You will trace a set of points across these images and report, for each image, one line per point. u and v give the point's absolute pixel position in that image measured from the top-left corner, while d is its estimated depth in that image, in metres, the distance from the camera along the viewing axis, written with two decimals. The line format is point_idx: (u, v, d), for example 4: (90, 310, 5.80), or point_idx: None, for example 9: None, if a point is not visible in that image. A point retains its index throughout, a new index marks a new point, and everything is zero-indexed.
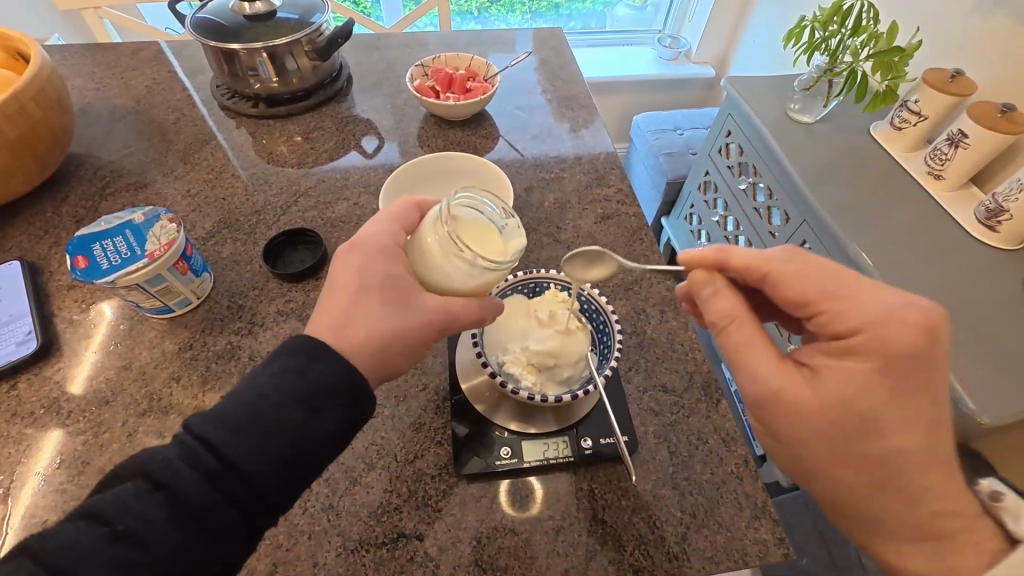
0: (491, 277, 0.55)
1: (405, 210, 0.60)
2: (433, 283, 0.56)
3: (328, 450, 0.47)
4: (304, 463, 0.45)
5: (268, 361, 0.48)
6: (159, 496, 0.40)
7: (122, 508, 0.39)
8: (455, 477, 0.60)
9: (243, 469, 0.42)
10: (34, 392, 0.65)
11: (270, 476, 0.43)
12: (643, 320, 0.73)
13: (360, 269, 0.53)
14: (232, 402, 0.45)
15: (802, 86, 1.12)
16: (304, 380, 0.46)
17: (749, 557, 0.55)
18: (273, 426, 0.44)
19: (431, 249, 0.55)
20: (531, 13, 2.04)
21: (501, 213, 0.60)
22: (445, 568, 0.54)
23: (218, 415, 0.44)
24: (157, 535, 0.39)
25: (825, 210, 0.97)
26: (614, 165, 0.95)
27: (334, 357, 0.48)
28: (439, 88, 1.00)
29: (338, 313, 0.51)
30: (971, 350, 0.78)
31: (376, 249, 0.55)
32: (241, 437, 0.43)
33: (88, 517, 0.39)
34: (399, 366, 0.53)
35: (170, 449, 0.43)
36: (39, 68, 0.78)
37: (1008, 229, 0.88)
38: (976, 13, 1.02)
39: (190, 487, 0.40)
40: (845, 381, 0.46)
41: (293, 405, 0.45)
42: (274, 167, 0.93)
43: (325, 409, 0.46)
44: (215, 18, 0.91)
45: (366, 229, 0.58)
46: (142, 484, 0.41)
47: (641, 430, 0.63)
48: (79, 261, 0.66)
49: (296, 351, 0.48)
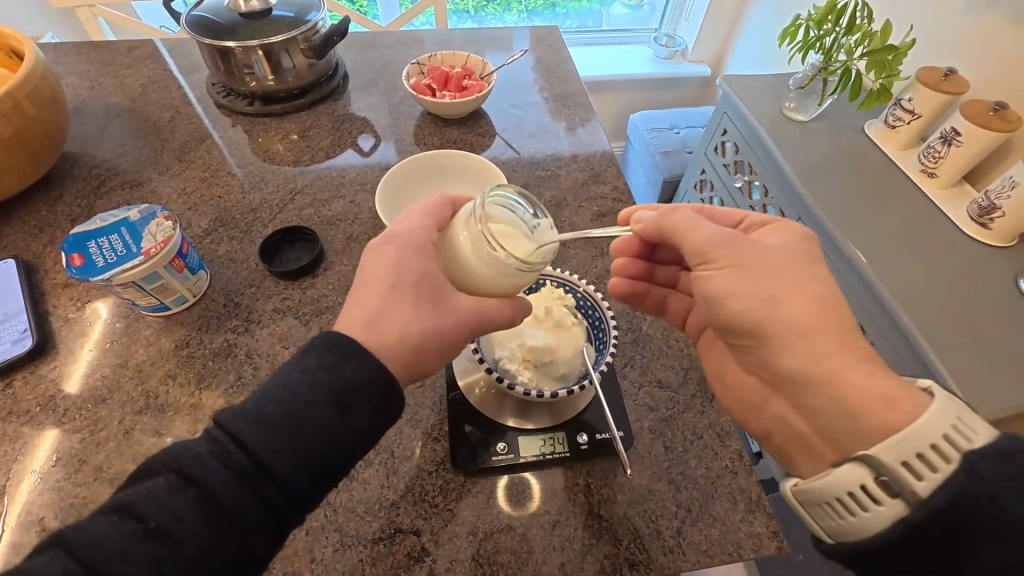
0: (521, 279, 0.56)
1: (440, 205, 0.61)
2: (465, 280, 0.57)
3: (355, 448, 0.46)
4: (331, 465, 0.45)
5: (302, 354, 0.48)
6: (190, 494, 0.40)
7: (155, 505, 0.39)
8: (451, 473, 0.60)
9: (273, 468, 0.42)
10: (29, 391, 0.65)
11: (298, 473, 0.43)
12: (638, 317, 0.74)
13: (393, 266, 0.53)
14: (264, 398, 0.45)
15: (796, 85, 1.13)
16: (336, 378, 0.46)
17: (743, 551, 0.56)
18: (300, 425, 0.44)
19: (463, 248, 0.56)
20: (527, 12, 2.04)
21: (533, 212, 0.59)
22: (441, 564, 0.54)
23: (253, 412, 0.44)
24: (190, 532, 0.39)
25: (819, 206, 0.97)
26: (610, 164, 0.96)
27: (364, 353, 0.48)
28: (434, 86, 1.01)
29: (365, 312, 0.51)
30: (963, 346, 0.78)
31: (409, 243, 0.56)
32: (273, 434, 0.43)
33: (120, 510, 0.39)
34: (429, 366, 0.53)
35: (200, 444, 0.43)
36: (33, 67, 0.77)
37: (1001, 226, 0.89)
38: (969, 12, 1.02)
39: (221, 484, 0.41)
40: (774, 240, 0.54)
41: (324, 404, 0.45)
42: (270, 165, 0.93)
43: (357, 407, 0.46)
44: (209, 15, 0.90)
45: (400, 223, 0.59)
46: (176, 479, 0.41)
47: (636, 426, 0.64)
48: (74, 258, 0.66)
49: (331, 347, 0.48)
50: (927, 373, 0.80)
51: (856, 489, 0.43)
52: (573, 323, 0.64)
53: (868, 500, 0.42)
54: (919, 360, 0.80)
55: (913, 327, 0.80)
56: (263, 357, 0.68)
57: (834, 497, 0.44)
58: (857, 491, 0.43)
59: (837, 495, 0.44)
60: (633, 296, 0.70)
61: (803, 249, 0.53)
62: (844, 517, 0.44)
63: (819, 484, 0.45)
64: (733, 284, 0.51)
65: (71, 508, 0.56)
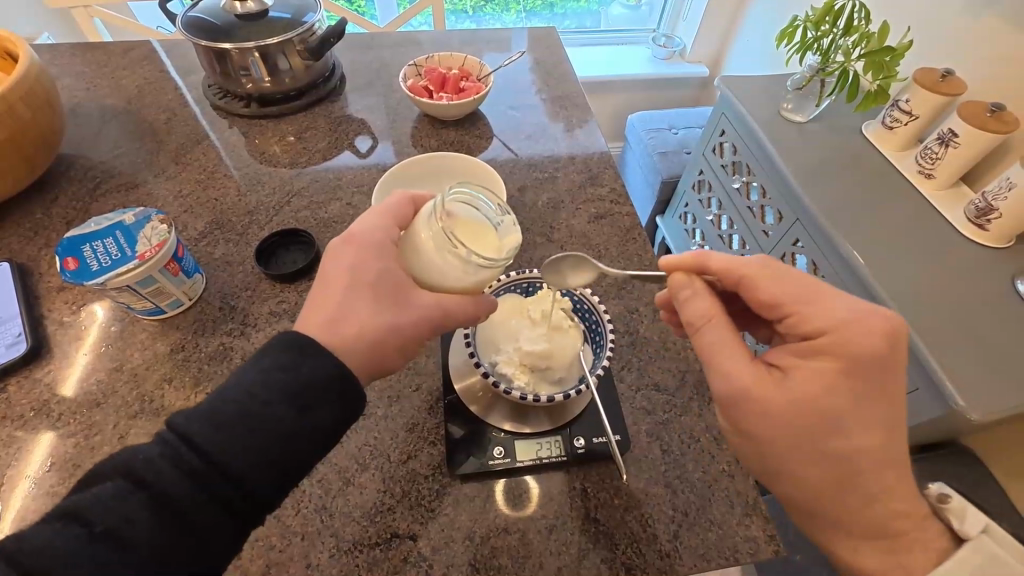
0: (485, 276, 0.56)
1: (401, 203, 0.60)
2: (426, 278, 0.56)
3: (319, 449, 0.47)
4: (295, 466, 0.45)
5: (259, 356, 0.48)
6: (141, 496, 0.40)
7: (103, 508, 0.39)
8: (449, 477, 0.60)
9: (230, 468, 0.42)
10: (24, 395, 0.65)
11: (260, 476, 0.43)
12: (635, 319, 0.74)
13: (352, 266, 0.53)
14: (218, 400, 0.45)
15: (794, 86, 1.14)
16: (295, 378, 0.46)
17: (740, 554, 0.56)
18: (258, 425, 0.44)
19: (424, 243, 0.55)
20: (526, 12, 2.04)
21: (497, 210, 0.60)
22: (438, 568, 0.54)
23: (206, 413, 0.44)
24: (141, 535, 0.39)
25: (816, 207, 0.97)
26: (607, 165, 0.95)
27: (322, 353, 0.48)
28: (431, 87, 1.00)
29: (329, 309, 0.51)
30: (963, 351, 0.78)
31: (372, 244, 0.55)
32: (227, 435, 0.43)
33: (64, 518, 0.39)
34: (391, 363, 0.53)
35: (150, 448, 0.42)
36: (28, 68, 0.77)
37: (999, 227, 0.89)
38: (967, 13, 1.02)
39: (174, 486, 0.40)
40: (812, 379, 0.47)
41: (284, 403, 0.45)
42: (266, 167, 0.93)
43: (317, 406, 0.46)
44: (206, 17, 0.90)
45: (358, 224, 0.57)
46: (123, 484, 0.40)
47: (634, 429, 0.64)
48: (68, 262, 0.66)
49: (288, 346, 0.48)
50: (928, 376, 0.79)
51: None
52: (570, 326, 0.65)
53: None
54: (918, 361, 0.80)
55: (912, 329, 0.80)
56: None
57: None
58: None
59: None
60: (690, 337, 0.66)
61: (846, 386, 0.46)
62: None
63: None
64: (753, 441, 0.50)
65: None
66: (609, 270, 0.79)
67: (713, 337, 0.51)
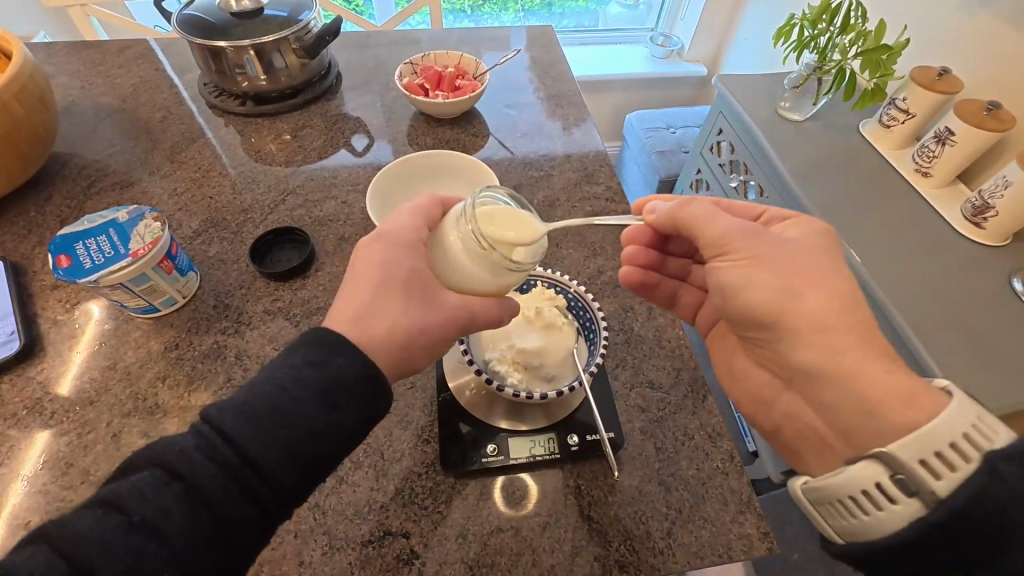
0: (511, 278, 0.56)
1: (430, 204, 0.61)
2: (449, 276, 0.57)
3: (345, 447, 0.46)
4: (321, 463, 0.45)
5: (290, 351, 0.48)
6: (177, 489, 0.40)
7: (141, 499, 0.39)
8: (442, 475, 0.60)
9: (261, 463, 0.42)
10: (17, 393, 0.64)
11: (285, 473, 0.43)
12: (630, 317, 0.74)
13: (383, 263, 0.53)
14: (250, 394, 0.45)
15: (791, 84, 1.13)
16: (323, 373, 0.46)
17: (734, 552, 0.56)
18: (284, 420, 0.43)
19: (454, 246, 0.56)
20: (524, 12, 2.04)
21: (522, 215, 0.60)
22: (430, 565, 0.54)
23: (238, 406, 0.44)
24: (175, 527, 0.39)
25: (814, 206, 0.97)
26: (603, 164, 0.95)
27: (353, 349, 0.48)
28: (427, 86, 1.00)
29: (356, 306, 0.51)
30: (958, 349, 0.78)
31: (403, 243, 0.55)
32: (259, 430, 0.43)
33: (106, 504, 0.38)
34: (416, 363, 0.53)
35: (187, 438, 0.42)
36: (21, 66, 0.76)
37: (994, 225, 0.89)
38: (963, 11, 1.02)
39: (208, 478, 0.40)
40: (798, 235, 0.54)
41: (312, 399, 0.45)
42: (262, 165, 0.92)
43: (346, 404, 0.46)
44: (202, 15, 0.90)
45: (387, 223, 0.58)
46: (161, 473, 0.40)
47: (627, 426, 0.64)
48: (61, 260, 0.66)
49: (315, 344, 0.48)
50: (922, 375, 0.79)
51: (928, 456, 0.41)
52: (563, 323, 0.64)
53: (882, 498, 0.42)
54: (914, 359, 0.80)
55: (907, 325, 0.80)
56: (253, 359, 0.68)
57: (847, 495, 0.44)
58: (871, 489, 0.43)
59: (850, 493, 0.44)
60: (643, 287, 0.70)
61: (827, 240, 0.54)
62: (857, 516, 0.44)
63: (835, 481, 0.45)
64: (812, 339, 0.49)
65: (55, 512, 0.56)
66: (603, 268, 0.79)
67: (703, 210, 0.56)
